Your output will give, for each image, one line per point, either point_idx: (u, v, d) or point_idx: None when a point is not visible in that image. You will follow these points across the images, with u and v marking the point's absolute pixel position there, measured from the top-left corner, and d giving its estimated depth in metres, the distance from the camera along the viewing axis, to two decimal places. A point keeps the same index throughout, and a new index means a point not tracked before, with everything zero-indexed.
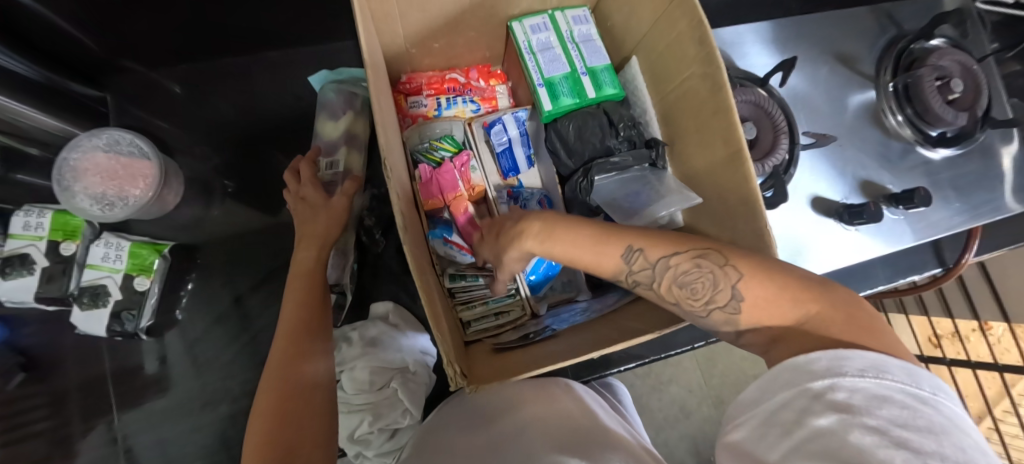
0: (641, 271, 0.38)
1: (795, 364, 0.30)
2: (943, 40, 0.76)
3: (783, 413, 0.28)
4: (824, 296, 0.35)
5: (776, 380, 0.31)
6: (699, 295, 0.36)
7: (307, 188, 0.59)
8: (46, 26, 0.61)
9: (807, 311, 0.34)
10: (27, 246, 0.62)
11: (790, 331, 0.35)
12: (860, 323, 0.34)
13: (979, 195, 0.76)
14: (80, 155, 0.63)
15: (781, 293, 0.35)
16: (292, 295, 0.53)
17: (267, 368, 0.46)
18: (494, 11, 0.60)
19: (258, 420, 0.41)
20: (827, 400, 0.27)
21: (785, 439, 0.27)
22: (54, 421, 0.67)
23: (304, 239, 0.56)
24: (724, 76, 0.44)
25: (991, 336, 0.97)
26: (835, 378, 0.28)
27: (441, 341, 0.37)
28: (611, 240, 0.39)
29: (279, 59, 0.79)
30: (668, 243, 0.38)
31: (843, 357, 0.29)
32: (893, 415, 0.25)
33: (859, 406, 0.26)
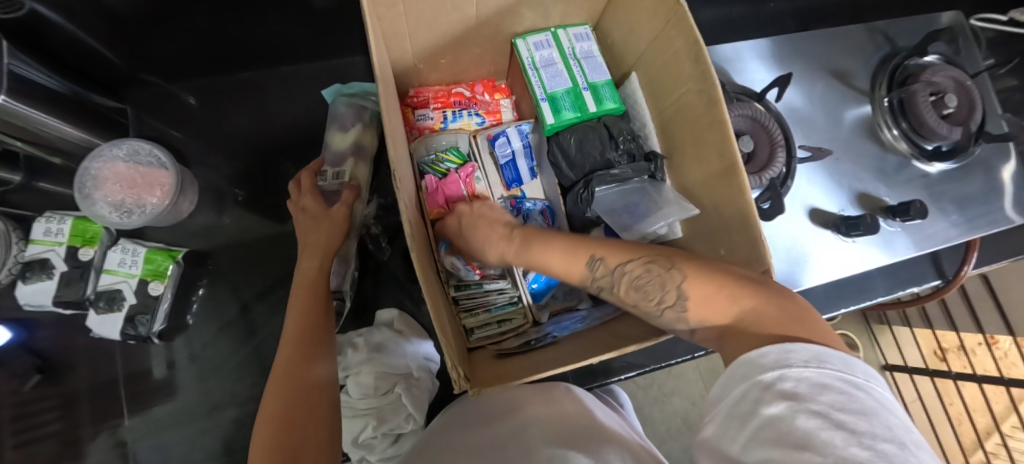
0: (603, 278, 0.43)
1: (749, 358, 0.32)
2: (936, 57, 0.78)
3: (740, 406, 0.31)
4: (761, 293, 0.36)
5: (733, 374, 0.33)
6: (652, 296, 0.39)
7: (310, 199, 0.61)
8: (74, 42, 0.64)
9: (741, 306, 0.36)
10: (48, 251, 0.64)
11: (733, 327, 0.36)
12: (790, 316, 0.34)
13: (976, 208, 0.77)
14: (101, 165, 0.66)
15: (718, 291, 0.37)
16: (297, 303, 0.54)
17: (273, 376, 0.47)
18: (498, 29, 0.63)
19: (264, 426, 0.42)
20: (776, 390, 0.29)
21: (743, 430, 0.29)
22: (65, 423, 0.68)
23: (309, 250, 0.58)
24: (719, 93, 0.46)
25: (998, 349, 0.98)
26: (781, 369, 0.30)
27: (447, 347, 0.38)
28: (576, 252, 0.44)
29: (292, 73, 0.82)
30: (625, 251, 0.42)
31: (788, 350, 0.31)
32: (832, 400, 0.27)
33: (804, 394, 0.28)
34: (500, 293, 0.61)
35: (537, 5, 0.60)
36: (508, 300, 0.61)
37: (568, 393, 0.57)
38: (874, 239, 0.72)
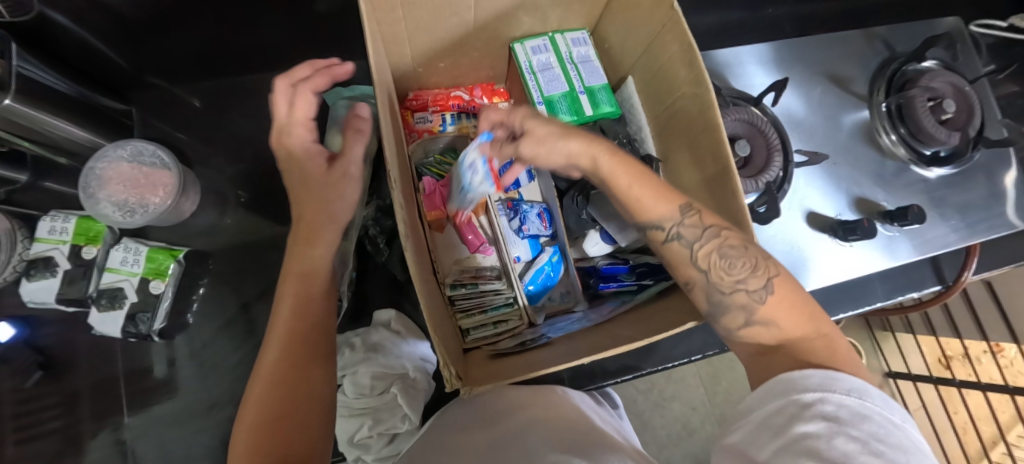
0: (691, 227, 0.41)
1: (789, 377, 0.34)
2: (934, 62, 0.79)
3: (775, 418, 0.32)
4: (829, 327, 0.39)
5: (770, 389, 0.34)
6: (736, 269, 0.38)
7: (299, 151, 0.49)
8: (83, 46, 0.65)
9: (818, 330, 0.38)
10: (51, 249, 0.65)
11: (795, 342, 0.37)
12: (847, 352, 0.37)
13: (976, 213, 0.77)
14: (106, 165, 0.67)
15: (802, 306, 0.39)
16: (291, 300, 0.46)
17: (256, 375, 0.42)
18: (496, 34, 0.64)
19: (242, 431, 0.38)
20: (816, 411, 0.31)
21: (774, 440, 0.31)
22: (66, 419, 0.68)
23: (300, 232, 0.48)
24: (712, 98, 0.46)
25: (1003, 358, 0.95)
26: (824, 393, 0.32)
27: (439, 348, 0.38)
28: (671, 195, 0.42)
29: (295, 76, 0.83)
30: (720, 219, 0.41)
31: (834, 377, 0.33)
32: (872, 430, 0.29)
33: (845, 419, 0.30)
34: (497, 293, 0.61)
35: (534, 10, 0.61)
36: (504, 301, 0.61)
37: (563, 396, 0.59)
38: (873, 244, 0.72)
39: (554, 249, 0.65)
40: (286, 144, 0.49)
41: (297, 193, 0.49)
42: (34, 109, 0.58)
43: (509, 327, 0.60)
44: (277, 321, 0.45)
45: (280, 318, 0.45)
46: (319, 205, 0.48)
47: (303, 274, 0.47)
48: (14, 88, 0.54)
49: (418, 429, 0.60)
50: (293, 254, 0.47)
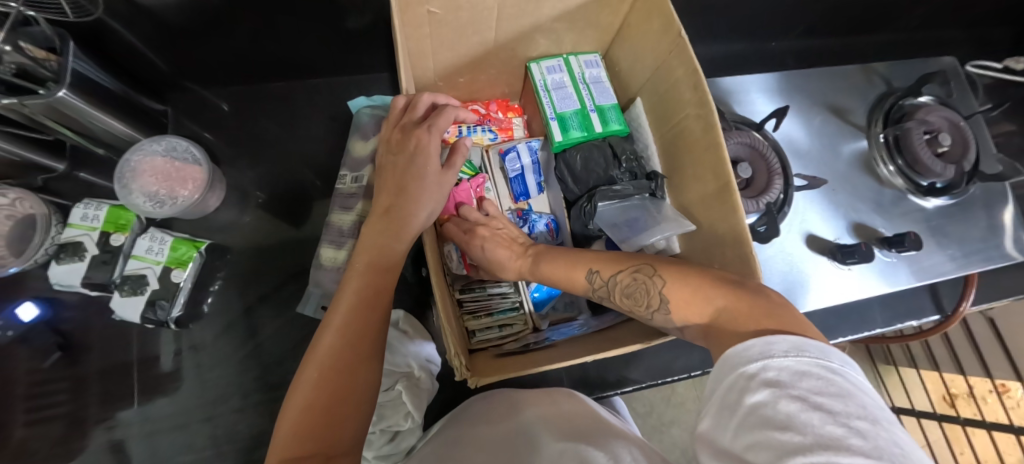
0: (600, 288, 0.48)
1: (735, 351, 0.34)
2: (930, 98, 0.82)
3: (729, 395, 0.32)
4: (735, 292, 0.38)
5: (722, 368, 0.34)
6: (641, 301, 0.44)
7: (428, 149, 0.51)
8: (130, 49, 0.69)
9: (720, 305, 0.38)
10: (82, 235, 0.69)
11: (716, 324, 0.38)
12: (765, 310, 0.36)
13: (973, 244, 0.79)
14: (140, 158, 0.71)
15: (695, 294, 0.40)
16: (364, 262, 0.48)
17: (308, 358, 0.42)
18: (514, 53, 0.68)
19: (291, 412, 0.40)
20: (760, 379, 0.31)
21: (732, 418, 0.31)
22: (79, 400, 0.70)
23: (387, 222, 0.49)
24: (715, 118, 0.50)
25: (1010, 399, 0.94)
26: (765, 360, 0.32)
27: (450, 337, 0.43)
28: (577, 264, 0.50)
29: (321, 85, 0.88)
30: (617, 263, 0.47)
31: (769, 342, 0.33)
32: (811, 385, 0.29)
33: (785, 381, 0.30)
34: (504, 297, 0.63)
35: (550, 32, 0.65)
36: (510, 306, 0.63)
37: (569, 396, 0.60)
38: (871, 269, 0.74)
39: None
40: (419, 138, 0.51)
41: (397, 175, 0.51)
42: (84, 102, 0.62)
43: (513, 332, 0.62)
44: (337, 309, 0.45)
45: (340, 307, 0.45)
46: (418, 198, 0.50)
47: (376, 268, 0.47)
48: (70, 82, 0.59)
49: (420, 427, 0.61)
50: (370, 244, 0.49)
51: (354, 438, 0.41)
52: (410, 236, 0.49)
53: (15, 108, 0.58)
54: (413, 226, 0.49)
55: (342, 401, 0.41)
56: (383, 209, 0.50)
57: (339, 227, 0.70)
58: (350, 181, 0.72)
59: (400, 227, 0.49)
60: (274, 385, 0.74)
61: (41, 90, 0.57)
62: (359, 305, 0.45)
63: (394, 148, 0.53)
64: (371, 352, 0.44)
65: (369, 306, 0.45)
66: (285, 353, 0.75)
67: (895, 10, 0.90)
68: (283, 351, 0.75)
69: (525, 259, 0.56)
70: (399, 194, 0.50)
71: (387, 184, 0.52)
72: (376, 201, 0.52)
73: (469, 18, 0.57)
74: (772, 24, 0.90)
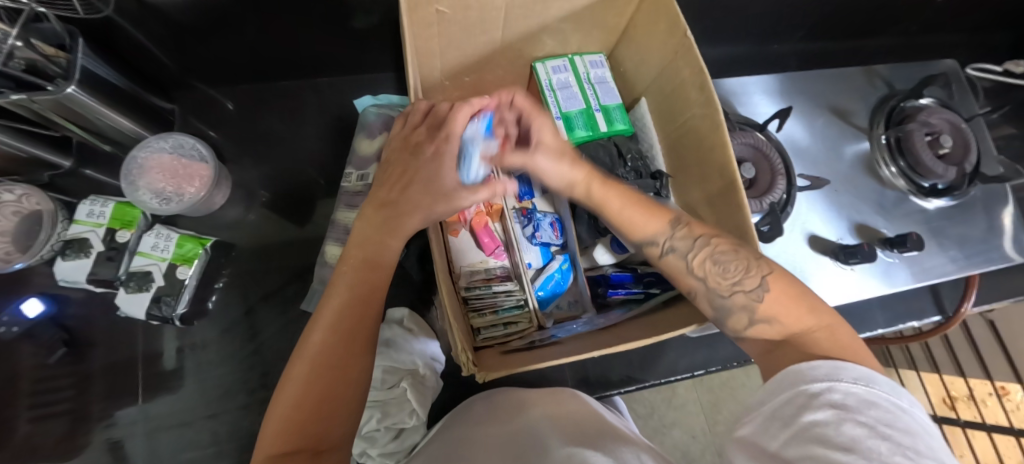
0: (682, 239, 0.46)
1: (798, 369, 0.37)
2: (931, 100, 0.83)
3: (785, 409, 0.36)
4: (837, 319, 0.41)
5: (781, 380, 0.38)
6: (731, 274, 0.42)
7: (448, 162, 0.50)
8: (138, 47, 0.69)
9: (819, 322, 0.41)
10: (89, 231, 0.69)
11: (797, 337, 0.40)
12: (846, 341, 0.40)
13: (974, 245, 0.79)
14: (147, 155, 0.71)
15: (794, 297, 0.41)
16: (357, 257, 0.47)
17: (299, 353, 0.43)
18: (521, 53, 0.69)
19: (281, 406, 0.40)
20: (824, 400, 0.34)
21: (788, 429, 0.34)
22: (82, 396, 0.70)
23: (383, 218, 0.49)
24: (720, 118, 0.50)
25: (1010, 401, 0.94)
26: (832, 382, 0.35)
27: (457, 332, 0.44)
28: (663, 210, 0.48)
29: (326, 85, 0.89)
30: (708, 228, 0.46)
31: (840, 367, 0.36)
32: (878, 415, 0.32)
33: (852, 406, 0.33)
34: (508, 295, 0.63)
35: (557, 32, 0.66)
36: (514, 303, 0.63)
37: (574, 397, 0.59)
38: (873, 270, 0.75)
39: (565, 257, 0.68)
40: (444, 145, 0.51)
41: (403, 169, 0.51)
42: (92, 99, 0.63)
43: (518, 329, 0.62)
44: (329, 304, 0.45)
45: (333, 302, 0.45)
46: (421, 200, 0.50)
47: (368, 264, 0.47)
48: (79, 79, 0.59)
49: (424, 424, 0.61)
50: (364, 238, 0.49)
51: (345, 433, 0.42)
52: (408, 231, 0.50)
53: (24, 103, 0.58)
54: (410, 223, 0.50)
55: (333, 397, 0.41)
56: (381, 204, 0.50)
57: (345, 225, 0.70)
58: (356, 179, 0.72)
59: (397, 223, 0.49)
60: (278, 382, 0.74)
61: (50, 86, 0.58)
62: (350, 301, 0.45)
63: (410, 147, 0.52)
64: (363, 348, 0.44)
65: (361, 303, 0.45)
66: (289, 351, 0.75)
67: (896, 13, 0.91)
68: (287, 349, 0.75)
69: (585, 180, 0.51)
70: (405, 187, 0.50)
71: (389, 181, 0.51)
72: (376, 194, 0.51)
73: (477, 18, 0.57)
74: (774, 26, 0.91)
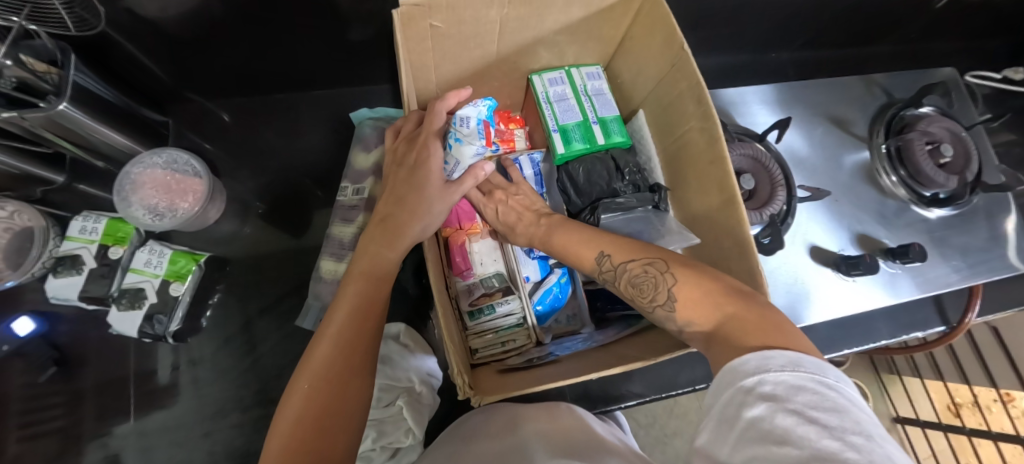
0: (608, 268, 0.47)
1: (731, 365, 0.33)
2: (932, 108, 0.82)
3: (726, 410, 0.31)
4: (745, 302, 0.37)
5: (721, 381, 0.34)
6: (646, 293, 0.43)
7: (432, 163, 0.48)
8: (133, 62, 0.69)
9: (725, 311, 0.38)
10: (80, 248, 0.69)
11: (718, 331, 0.37)
12: (764, 321, 0.36)
13: (978, 255, 0.78)
14: (141, 170, 0.71)
15: (705, 296, 0.39)
16: (358, 268, 0.47)
17: (301, 368, 0.42)
18: (517, 66, 0.68)
19: (283, 424, 0.39)
20: (756, 394, 0.30)
21: (730, 433, 0.30)
22: (73, 415, 0.69)
23: (383, 231, 0.48)
24: (719, 132, 0.50)
25: (1014, 408, 0.93)
26: (761, 373, 0.31)
27: (453, 354, 0.43)
28: (590, 244, 0.50)
29: (322, 97, 0.88)
30: (630, 251, 0.46)
31: (766, 356, 0.32)
32: (807, 400, 0.29)
33: (781, 395, 0.29)
34: (509, 315, 0.62)
35: (553, 44, 0.65)
36: (514, 322, 0.62)
37: (569, 412, 0.59)
38: (875, 281, 0.74)
39: (563, 270, 0.67)
40: (423, 152, 0.49)
41: (399, 184, 0.50)
42: (85, 116, 0.62)
43: (516, 346, 0.62)
44: (332, 320, 0.44)
45: (336, 317, 0.44)
46: (417, 211, 0.48)
47: (371, 277, 0.47)
48: (70, 95, 0.58)
49: (421, 444, 0.60)
50: (367, 252, 0.48)
51: (347, 449, 0.40)
52: (405, 245, 0.48)
53: (16, 121, 0.58)
54: (409, 237, 0.48)
55: (336, 414, 0.40)
56: (381, 217, 0.50)
57: (340, 239, 0.70)
58: (351, 193, 0.71)
59: (396, 237, 0.48)
60: (273, 400, 0.73)
61: (41, 103, 0.57)
62: (351, 316, 0.44)
63: (398, 161, 0.51)
64: (363, 365, 0.43)
65: (364, 317, 0.44)
66: (283, 367, 0.74)
67: (896, 21, 0.90)
68: (281, 366, 0.74)
69: (539, 227, 0.56)
70: (398, 203, 0.49)
71: (389, 192, 0.50)
72: (380, 206, 0.51)
73: (471, 32, 0.57)
74: (772, 36, 0.91)
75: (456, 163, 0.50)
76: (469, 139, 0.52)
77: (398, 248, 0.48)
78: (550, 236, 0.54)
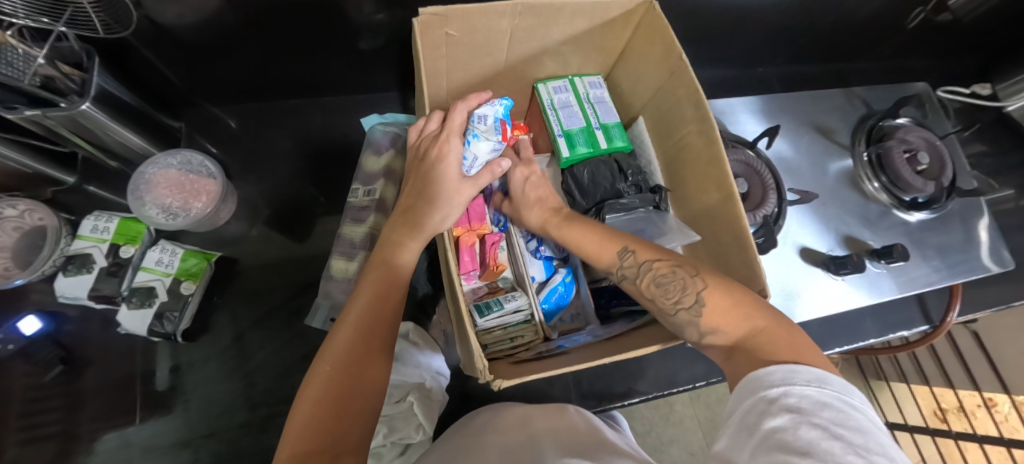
0: (630, 268, 0.49)
1: (756, 376, 0.37)
2: (908, 119, 0.88)
3: (748, 417, 0.35)
4: (775, 321, 0.41)
5: (742, 390, 0.37)
6: (671, 295, 0.44)
7: (451, 158, 0.51)
8: (149, 67, 0.71)
9: (756, 325, 0.41)
10: (92, 247, 0.69)
11: (743, 343, 0.41)
12: (789, 340, 0.39)
13: (955, 256, 0.83)
14: (155, 170, 0.73)
15: (734, 308, 0.42)
16: (378, 260, 0.50)
17: (324, 351, 0.43)
18: (524, 74, 0.72)
19: (305, 404, 0.40)
20: (781, 404, 0.34)
21: (751, 439, 0.33)
22: (74, 416, 0.68)
23: (406, 221, 0.51)
24: (716, 132, 0.53)
25: (998, 413, 0.96)
26: (787, 386, 0.35)
27: (474, 340, 0.45)
28: (614, 239, 0.52)
29: (330, 104, 0.90)
30: (655, 252, 0.48)
31: (792, 370, 0.36)
32: (832, 416, 0.32)
33: (807, 409, 0.33)
34: (516, 311, 0.63)
35: (558, 55, 0.69)
36: (521, 318, 0.64)
37: (578, 414, 0.60)
38: (862, 280, 0.77)
39: (568, 270, 0.70)
40: (443, 147, 0.51)
41: (419, 178, 0.52)
42: (103, 115, 0.64)
43: (525, 341, 0.63)
44: (354, 305, 0.46)
45: (357, 303, 0.46)
46: (434, 202, 0.50)
47: (393, 265, 0.49)
48: (93, 96, 0.61)
49: (431, 439, 0.62)
50: (389, 243, 0.50)
51: (364, 435, 0.41)
52: (425, 237, 0.50)
53: (37, 119, 0.60)
54: (428, 228, 0.50)
55: (356, 394, 0.41)
56: (404, 209, 0.52)
57: (351, 239, 0.71)
58: (362, 194, 0.73)
59: (416, 228, 0.50)
60: (279, 400, 0.72)
61: (63, 103, 0.59)
62: (374, 301, 0.46)
63: (420, 154, 0.53)
64: (382, 349, 0.45)
65: (383, 304, 0.46)
66: (288, 367, 0.75)
67: (872, 38, 0.97)
68: (286, 366, 0.74)
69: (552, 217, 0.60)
70: (419, 196, 0.52)
71: (410, 187, 0.53)
72: (400, 200, 0.54)
73: (483, 41, 0.61)
74: (759, 52, 0.97)
75: (473, 159, 0.53)
76: (487, 135, 0.53)
77: (418, 239, 0.50)
78: (564, 224, 0.58)
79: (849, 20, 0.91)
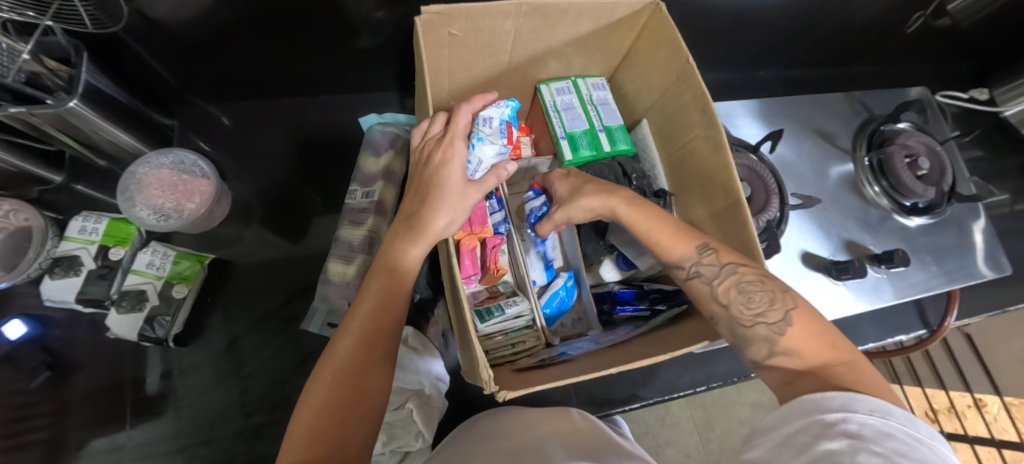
0: (710, 266, 0.46)
1: (813, 398, 0.36)
2: (908, 124, 0.88)
3: (798, 437, 0.34)
4: (856, 357, 0.40)
5: (795, 408, 0.36)
6: (756, 305, 0.42)
7: (453, 163, 0.49)
8: (141, 64, 0.69)
9: (842, 357, 0.40)
10: (80, 248, 0.68)
11: (818, 369, 0.40)
12: (871, 378, 0.38)
13: (954, 261, 0.83)
14: (147, 170, 0.71)
15: (822, 338, 0.41)
16: (381, 266, 0.48)
17: (324, 361, 0.42)
18: (526, 75, 0.71)
19: (304, 416, 0.39)
20: (839, 429, 0.33)
21: (798, 456, 0.33)
22: (61, 423, 0.66)
23: (407, 227, 0.49)
24: (724, 139, 0.52)
25: (987, 413, 0.98)
26: (847, 413, 0.34)
27: (478, 349, 0.43)
28: (689, 236, 0.48)
29: (326, 102, 0.89)
30: (735, 256, 0.46)
31: (856, 398, 0.34)
32: (895, 446, 0.31)
33: (867, 436, 0.32)
34: (518, 317, 0.62)
35: (561, 56, 0.68)
36: (523, 323, 0.63)
37: (582, 417, 0.59)
38: (862, 286, 0.77)
39: (569, 274, 0.68)
40: (447, 151, 0.50)
41: (423, 182, 0.51)
42: (92, 112, 0.62)
43: (528, 347, 0.63)
44: (355, 314, 0.45)
45: (359, 311, 0.45)
46: (437, 207, 0.49)
47: (394, 273, 0.47)
48: (81, 93, 0.59)
49: (431, 447, 0.61)
50: (390, 249, 0.49)
51: (364, 448, 0.40)
52: (427, 243, 0.49)
53: (23, 117, 0.58)
54: (430, 234, 0.48)
55: (356, 406, 0.40)
56: (406, 215, 0.50)
57: (349, 242, 0.70)
58: (360, 196, 0.71)
59: (417, 235, 0.48)
60: (274, 406, 0.71)
61: (49, 100, 0.57)
62: (376, 309, 0.45)
63: (423, 159, 0.52)
64: (384, 359, 0.43)
65: (385, 313, 0.45)
66: (284, 372, 0.73)
67: (873, 43, 0.97)
68: (282, 370, 0.73)
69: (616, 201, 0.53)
70: (421, 201, 0.50)
71: (412, 191, 0.52)
72: (403, 205, 0.52)
73: (487, 41, 0.59)
74: (760, 54, 0.96)
75: (478, 163, 0.53)
76: (491, 138, 0.53)
77: (421, 245, 0.48)
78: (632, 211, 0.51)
79: (851, 24, 0.90)
